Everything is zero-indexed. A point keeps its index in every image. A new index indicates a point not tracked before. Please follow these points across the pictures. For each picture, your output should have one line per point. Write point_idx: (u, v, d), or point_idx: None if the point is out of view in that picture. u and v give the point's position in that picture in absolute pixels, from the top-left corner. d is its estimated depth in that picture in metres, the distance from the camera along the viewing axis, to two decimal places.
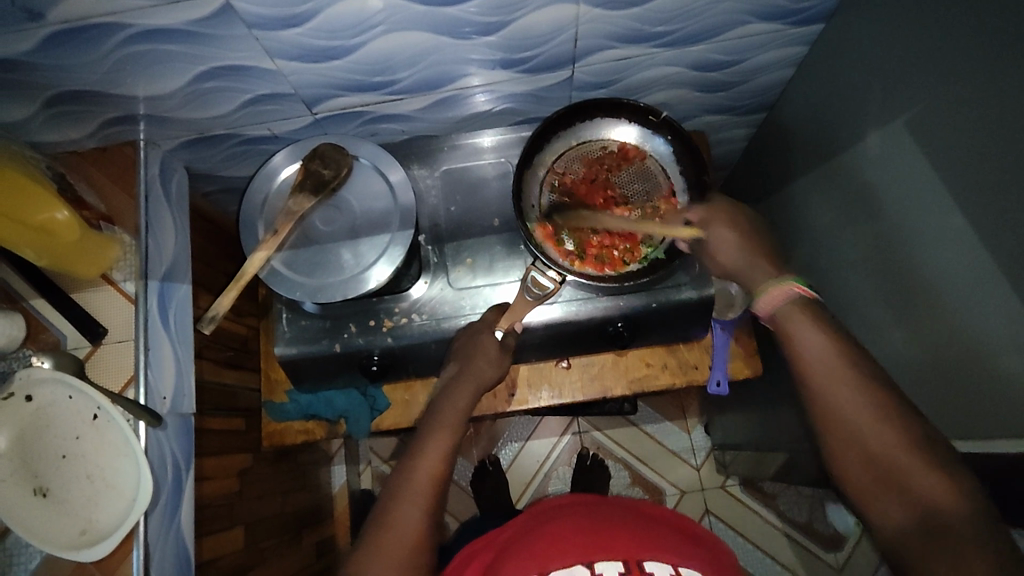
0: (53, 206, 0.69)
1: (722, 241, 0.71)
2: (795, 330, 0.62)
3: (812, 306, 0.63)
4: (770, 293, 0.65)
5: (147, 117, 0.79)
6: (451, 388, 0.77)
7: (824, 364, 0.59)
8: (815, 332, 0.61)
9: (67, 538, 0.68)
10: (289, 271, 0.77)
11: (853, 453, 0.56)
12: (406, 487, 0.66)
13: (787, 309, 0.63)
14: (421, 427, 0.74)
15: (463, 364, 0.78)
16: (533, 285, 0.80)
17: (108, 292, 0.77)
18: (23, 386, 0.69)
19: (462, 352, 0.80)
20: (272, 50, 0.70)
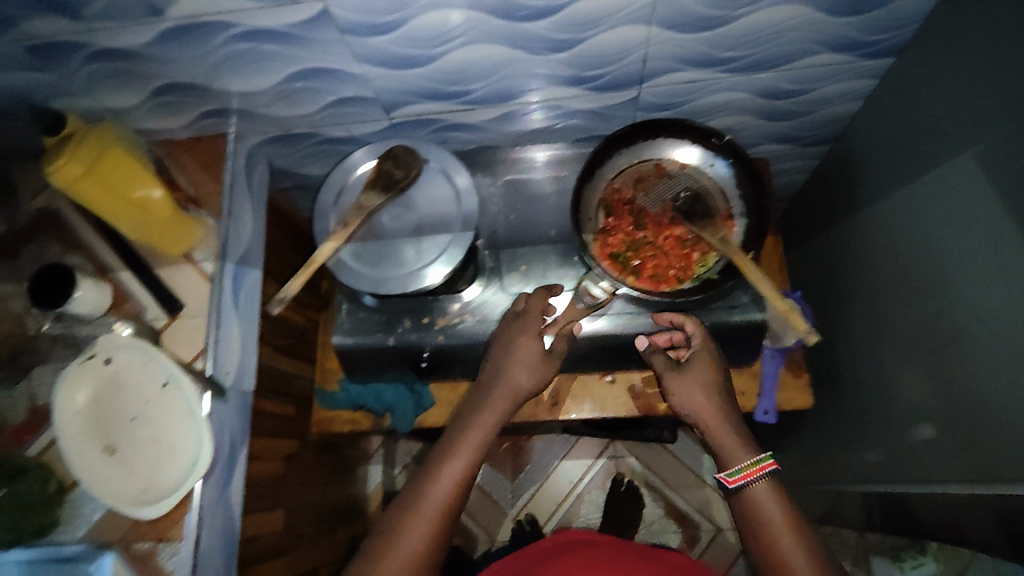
0: (151, 185, 0.76)
1: (698, 370, 0.77)
2: (762, 510, 0.69)
3: (779, 488, 0.70)
4: (750, 469, 0.70)
5: (239, 112, 0.85)
6: (478, 407, 0.75)
7: (782, 534, 0.67)
8: (778, 506, 0.69)
9: (128, 493, 0.71)
10: (355, 263, 0.80)
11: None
12: (407, 520, 0.68)
13: (759, 488, 0.70)
14: (442, 446, 0.74)
15: (498, 376, 0.76)
16: (584, 292, 0.84)
17: (190, 270, 0.83)
18: (104, 350, 0.75)
19: (497, 361, 0.78)
20: (360, 55, 0.75)
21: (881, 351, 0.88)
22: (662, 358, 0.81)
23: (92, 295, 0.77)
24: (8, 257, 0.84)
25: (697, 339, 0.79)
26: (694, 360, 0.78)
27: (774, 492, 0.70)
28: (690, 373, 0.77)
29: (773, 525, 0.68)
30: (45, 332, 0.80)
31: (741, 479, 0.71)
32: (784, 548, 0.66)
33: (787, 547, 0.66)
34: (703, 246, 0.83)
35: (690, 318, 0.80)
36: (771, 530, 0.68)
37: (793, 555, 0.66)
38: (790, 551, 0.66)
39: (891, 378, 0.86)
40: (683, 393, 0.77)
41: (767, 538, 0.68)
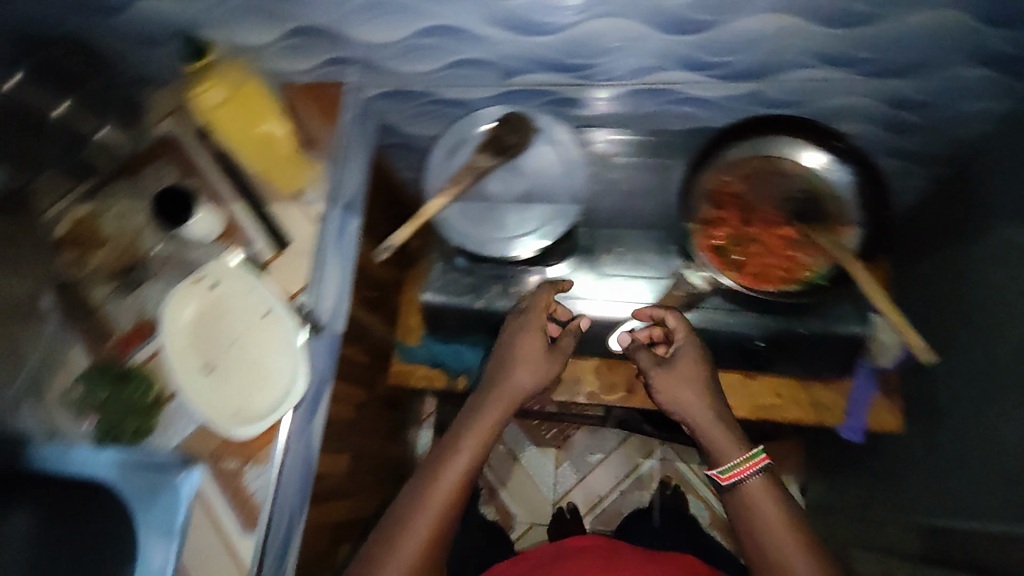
0: (275, 121, 0.78)
1: (683, 366, 0.74)
2: (758, 515, 0.64)
3: (777, 485, 0.66)
4: (744, 463, 0.66)
5: (361, 62, 0.87)
6: (476, 414, 0.72)
7: (781, 533, 0.62)
8: (779, 516, 0.63)
9: (222, 413, 0.74)
10: (459, 222, 0.81)
11: None
12: (398, 537, 0.64)
13: (755, 484, 0.65)
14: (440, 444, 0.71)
15: (499, 373, 0.74)
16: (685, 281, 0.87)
17: (299, 210, 0.85)
18: (213, 274, 0.80)
19: (499, 366, 0.76)
20: (491, 16, 0.75)
21: (966, 387, 0.77)
22: (646, 352, 0.77)
23: (207, 221, 0.82)
24: (132, 175, 0.88)
25: (683, 333, 0.77)
26: (680, 354, 0.75)
27: (771, 490, 0.65)
28: (678, 367, 0.74)
29: (785, 547, 0.61)
30: (161, 250, 0.84)
31: (736, 476, 0.66)
32: (784, 549, 0.61)
33: (790, 548, 0.61)
34: (813, 250, 0.79)
35: (671, 311, 0.78)
36: (784, 554, 0.61)
37: (797, 559, 0.60)
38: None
39: (976, 419, 0.75)
40: (671, 386, 0.73)
41: (767, 544, 0.62)
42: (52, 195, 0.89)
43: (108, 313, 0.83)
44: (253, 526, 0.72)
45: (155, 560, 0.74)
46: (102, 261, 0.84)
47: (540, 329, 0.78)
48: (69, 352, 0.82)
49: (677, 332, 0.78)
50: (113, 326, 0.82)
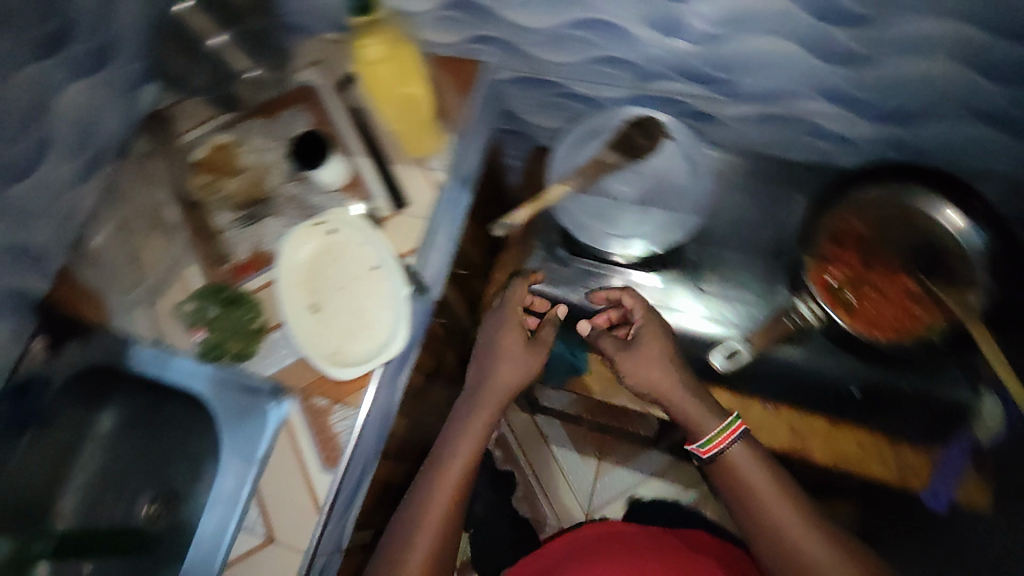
0: (416, 83, 0.78)
1: (649, 352, 0.79)
2: (746, 479, 0.74)
3: (757, 447, 0.76)
4: (723, 433, 0.75)
5: (503, 43, 0.89)
6: (469, 415, 0.81)
7: (763, 491, 0.73)
8: (761, 471, 0.74)
9: (322, 351, 0.78)
10: (577, 211, 0.82)
11: (767, 547, 0.72)
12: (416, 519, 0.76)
13: (738, 451, 0.75)
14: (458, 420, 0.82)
15: (487, 372, 0.82)
16: (797, 313, 0.82)
17: (420, 174, 0.88)
18: (333, 222, 0.84)
19: (481, 371, 0.83)
20: (647, 18, 0.76)
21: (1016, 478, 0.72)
22: (610, 338, 0.82)
23: (337, 169, 0.86)
24: (270, 116, 0.93)
25: (644, 318, 0.82)
26: (643, 334, 0.80)
27: (751, 457, 0.74)
28: (644, 349, 0.79)
29: (769, 500, 0.72)
30: (286, 189, 0.89)
31: (714, 449, 0.75)
32: (767, 502, 0.72)
33: (774, 502, 0.72)
34: (929, 306, 0.76)
35: (630, 292, 0.83)
36: (769, 506, 0.72)
37: (782, 512, 0.72)
38: (788, 520, 0.71)
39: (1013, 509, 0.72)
40: (640, 370, 0.79)
41: (760, 503, 0.73)
42: (195, 120, 0.95)
43: (229, 239, 0.87)
44: (335, 466, 0.74)
45: (228, 481, 0.76)
46: (235, 189, 0.89)
47: (518, 316, 0.83)
48: (185, 269, 0.86)
49: (634, 312, 0.83)
50: (231, 252, 0.86)
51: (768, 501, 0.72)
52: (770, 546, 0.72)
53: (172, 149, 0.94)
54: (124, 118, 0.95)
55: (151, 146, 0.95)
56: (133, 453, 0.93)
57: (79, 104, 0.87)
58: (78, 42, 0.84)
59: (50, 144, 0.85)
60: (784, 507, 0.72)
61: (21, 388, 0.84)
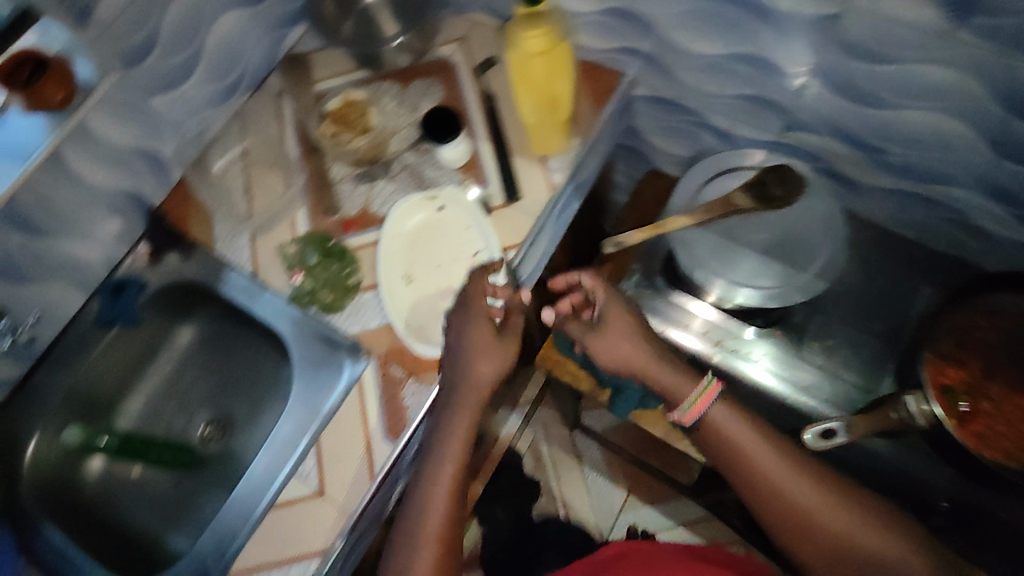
0: (562, 81, 0.76)
1: (619, 340, 0.76)
2: (741, 448, 0.70)
3: (740, 409, 0.73)
4: (698, 398, 0.72)
5: (654, 60, 0.86)
6: (449, 421, 0.71)
7: (758, 451, 0.70)
8: (745, 430, 0.71)
9: (408, 323, 0.80)
10: (694, 247, 0.79)
11: (786, 519, 0.69)
12: (413, 533, 0.68)
13: (716, 411, 0.72)
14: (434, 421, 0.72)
15: (460, 372, 0.72)
16: (914, 411, 0.70)
17: (538, 172, 0.87)
18: (445, 199, 0.85)
19: (452, 377, 0.72)
20: (819, 67, 0.72)
21: None
22: (575, 322, 0.78)
23: (461, 151, 0.86)
24: (403, 83, 0.93)
25: (605, 301, 0.78)
26: (607, 314, 0.77)
27: (731, 414, 0.72)
28: (610, 328, 0.76)
29: (768, 466, 0.69)
30: (405, 156, 0.89)
31: (695, 412, 0.72)
32: (759, 461, 0.70)
33: (780, 472, 0.69)
34: None
35: (588, 273, 0.79)
36: (769, 472, 0.69)
37: (797, 482, 0.69)
38: (793, 485, 0.68)
39: None
40: (609, 348, 0.76)
41: (763, 475, 0.69)
42: (331, 71, 0.96)
43: (341, 191, 0.88)
44: (396, 439, 0.75)
45: (288, 426, 0.80)
46: (359, 147, 0.88)
47: (468, 293, 0.74)
48: (295, 212, 0.87)
49: (593, 293, 0.79)
50: (341, 205, 0.87)
51: (776, 475, 0.69)
52: (786, 523, 0.69)
53: (305, 93, 0.95)
54: (267, 54, 0.97)
55: (285, 86, 0.97)
56: (202, 373, 0.96)
57: (232, 31, 0.89)
58: None
59: (197, 63, 0.86)
60: (781, 467, 0.69)
61: (118, 287, 0.88)
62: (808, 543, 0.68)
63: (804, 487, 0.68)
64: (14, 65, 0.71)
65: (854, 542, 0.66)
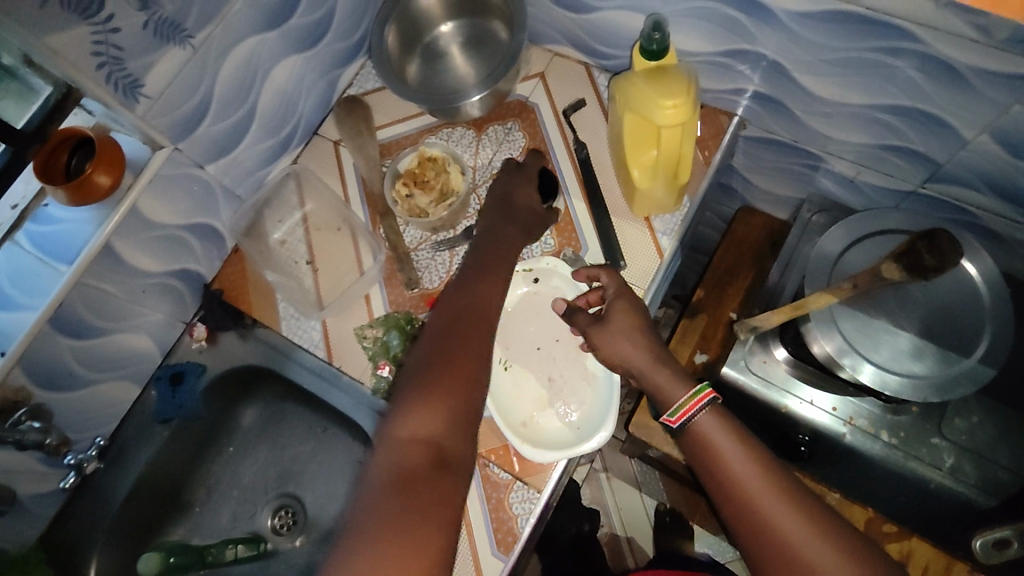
0: (683, 143, 0.66)
1: (621, 336, 0.65)
2: (722, 453, 0.59)
3: (726, 414, 0.62)
4: (685, 406, 0.61)
5: (774, 104, 0.76)
6: (494, 240, 0.70)
7: (738, 460, 0.58)
8: (733, 441, 0.59)
9: (511, 419, 0.70)
10: (834, 318, 0.69)
11: (761, 551, 0.55)
12: (451, 343, 0.58)
13: (704, 419, 0.61)
14: (458, 278, 0.66)
15: (505, 214, 0.72)
16: None
17: (644, 235, 0.77)
18: (539, 271, 0.75)
19: (498, 218, 0.72)
20: (995, 125, 0.62)
21: None
22: (582, 313, 0.70)
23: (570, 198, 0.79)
24: (478, 131, 0.84)
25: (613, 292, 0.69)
26: (613, 308, 0.67)
27: (721, 419, 0.61)
28: (612, 320, 0.67)
29: (747, 484, 0.57)
30: None
31: (683, 417, 0.61)
32: (739, 472, 0.57)
33: (762, 490, 0.56)
34: None
35: (604, 267, 0.70)
36: (750, 493, 0.56)
37: (779, 506, 0.55)
38: (780, 514, 0.54)
39: None
40: (607, 351, 0.66)
41: (741, 490, 0.57)
42: (395, 115, 0.86)
43: (419, 260, 0.79)
44: (508, 554, 0.67)
45: None
46: (440, 217, 0.77)
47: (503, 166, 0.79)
48: (369, 287, 0.78)
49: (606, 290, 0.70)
50: (420, 276, 0.78)
51: (756, 490, 0.56)
52: (764, 555, 0.54)
53: (367, 142, 0.84)
54: (321, 98, 0.86)
55: (342, 134, 0.85)
56: (264, 457, 0.86)
57: (289, 79, 0.78)
58: (302, 12, 0.74)
59: (251, 121, 0.76)
60: (764, 488, 0.56)
61: (176, 376, 0.80)
62: None
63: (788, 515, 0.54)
64: (56, 146, 0.64)
65: None
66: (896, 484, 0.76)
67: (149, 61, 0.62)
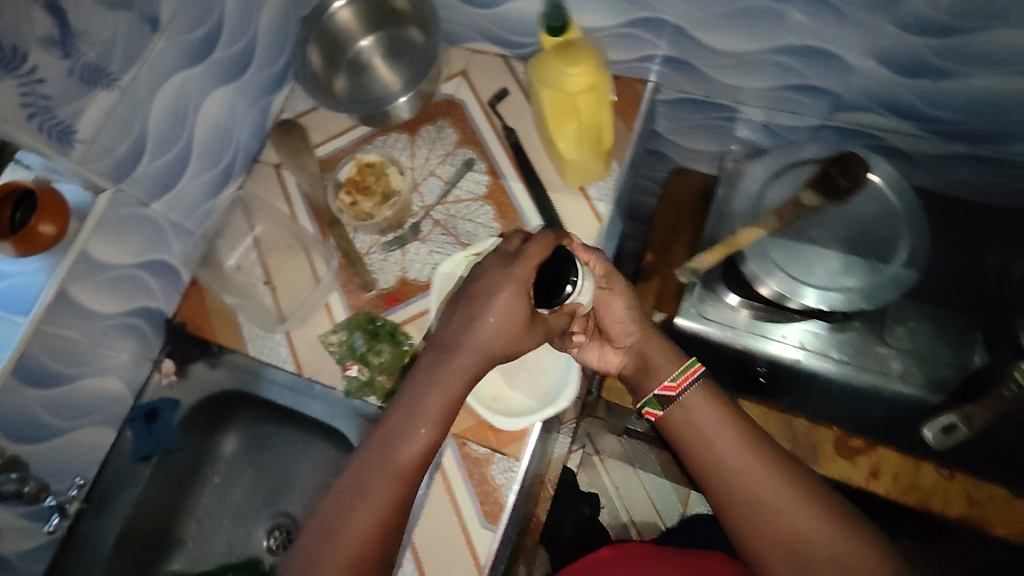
0: (601, 112, 0.71)
1: (612, 299, 0.66)
2: (704, 429, 0.63)
3: (714, 391, 0.65)
4: (684, 373, 0.66)
5: (681, 65, 0.81)
6: (437, 379, 0.59)
7: (724, 437, 0.62)
8: (718, 417, 0.63)
9: (482, 397, 0.72)
10: (770, 252, 0.73)
11: (742, 514, 0.60)
12: (338, 529, 0.55)
13: (692, 394, 0.65)
14: (378, 426, 0.59)
15: (462, 328, 0.59)
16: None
17: (580, 203, 0.80)
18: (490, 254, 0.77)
19: (460, 330, 0.59)
20: (876, 49, 0.68)
21: None
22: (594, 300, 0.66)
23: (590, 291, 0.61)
24: (411, 133, 0.87)
25: (606, 279, 0.64)
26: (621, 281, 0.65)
27: (709, 397, 0.64)
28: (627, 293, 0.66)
29: (730, 457, 0.61)
30: (433, 210, 0.83)
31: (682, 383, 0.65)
32: (725, 445, 0.62)
33: (745, 461, 0.61)
34: None
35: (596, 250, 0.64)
36: (735, 464, 0.61)
37: (760, 475, 0.60)
38: (761, 480, 0.60)
39: None
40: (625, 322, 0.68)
41: (724, 464, 0.61)
42: (330, 131, 0.89)
43: (372, 263, 0.82)
44: (497, 522, 0.68)
45: None
46: (385, 217, 0.80)
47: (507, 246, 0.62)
48: (328, 295, 0.81)
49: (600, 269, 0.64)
50: (375, 277, 0.81)
51: (739, 461, 0.61)
52: (746, 520, 0.60)
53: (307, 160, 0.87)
54: (256, 126, 0.88)
55: (281, 156, 0.88)
56: (252, 477, 0.87)
57: (221, 111, 0.81)
58: (224, 44, 0.77)
59: (189, 155, 0.78)
60: (754, 467, 0.60)
61: (149, 414, 0.81)
62: (768, 541, 0.59)
63: (795, 513, 0.58)
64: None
65: (818, 544, 0.57)
66: (853, 398, 0.79)
67: (79, 107, 0.64)
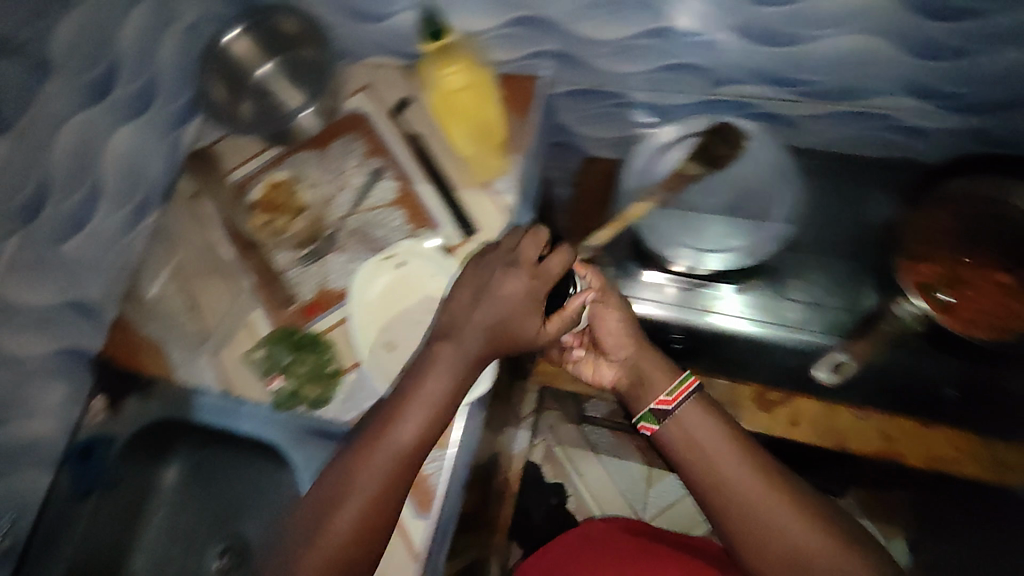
0: (487, 107, 0.79)
1: (606, 312, 0.77)
2: (694, 437, 0.67)
3: (709, 404, 0.70)
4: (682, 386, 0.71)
5: (567, 58, 0.85)
6: (442, 365, 0.63)
7: (712, 443, 0.66)
8: (708, 425, 0.67)
9: None
10: (665, 223, 0.80)
11: (731, 515, 0.62)
12: (336, 501, 0.59)
13: (687, 408, 0.69)
14: (381, 407, 0.64)
15: (475, 318, 0.65)
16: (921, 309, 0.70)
17: (486, 197, 0.83)
18: (402, 254, 0.81)
19: (477, 318, 0.65)
20: (736, 22, 0.72)
21: None
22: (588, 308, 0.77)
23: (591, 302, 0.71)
24: (320, 148, 0.89)
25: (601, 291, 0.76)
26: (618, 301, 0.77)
27: (702, 407, 0.69)
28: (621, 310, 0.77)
29: (716, 458, 0.65)
30: (347, 221, 0.85)
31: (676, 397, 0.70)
32: (715, 453, 0.65)
33: (731, 464, 0.64)
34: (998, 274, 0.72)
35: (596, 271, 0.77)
36: (720, 463, 0.64)
37: (745, 475, 0.63)
38: (744, 477, 0.63)
39: None
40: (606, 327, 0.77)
41: (710, 467, 0.65)
42: (240, 158, 0.90)
43: (290, 278, 0.83)
44: (428, 510, 0.70)
45: None
46: (299, 230, 0.85)
47: (518, 256, 0.67)
48: (251, 314, 0.83)
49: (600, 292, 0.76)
50: (296, 292, 0.83)
51: (725, 463, 0.64)
52: (736, 522, 0.62)
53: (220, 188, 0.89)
54: (167, 159, 0.90)
55: (195, 186, 0.90)
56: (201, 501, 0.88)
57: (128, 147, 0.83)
58: (123, 82, 0.79)
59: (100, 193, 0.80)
60: (738, 467, 0.64)
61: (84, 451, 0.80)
62: (756, 540, 0.61)
63: (777, 509, 0.61)
64: None
65: (803, 539, 0.59)
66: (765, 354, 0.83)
67: None
